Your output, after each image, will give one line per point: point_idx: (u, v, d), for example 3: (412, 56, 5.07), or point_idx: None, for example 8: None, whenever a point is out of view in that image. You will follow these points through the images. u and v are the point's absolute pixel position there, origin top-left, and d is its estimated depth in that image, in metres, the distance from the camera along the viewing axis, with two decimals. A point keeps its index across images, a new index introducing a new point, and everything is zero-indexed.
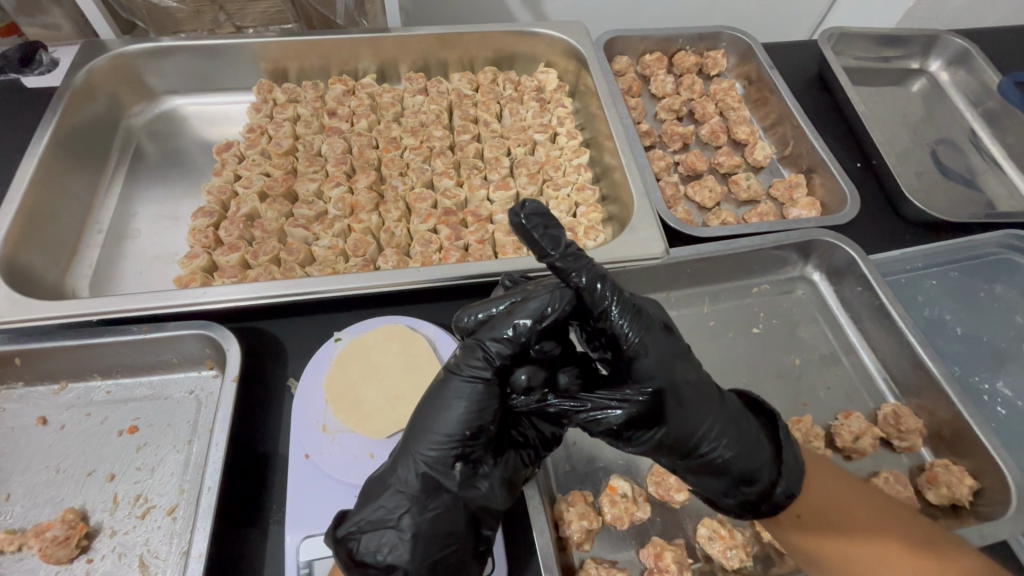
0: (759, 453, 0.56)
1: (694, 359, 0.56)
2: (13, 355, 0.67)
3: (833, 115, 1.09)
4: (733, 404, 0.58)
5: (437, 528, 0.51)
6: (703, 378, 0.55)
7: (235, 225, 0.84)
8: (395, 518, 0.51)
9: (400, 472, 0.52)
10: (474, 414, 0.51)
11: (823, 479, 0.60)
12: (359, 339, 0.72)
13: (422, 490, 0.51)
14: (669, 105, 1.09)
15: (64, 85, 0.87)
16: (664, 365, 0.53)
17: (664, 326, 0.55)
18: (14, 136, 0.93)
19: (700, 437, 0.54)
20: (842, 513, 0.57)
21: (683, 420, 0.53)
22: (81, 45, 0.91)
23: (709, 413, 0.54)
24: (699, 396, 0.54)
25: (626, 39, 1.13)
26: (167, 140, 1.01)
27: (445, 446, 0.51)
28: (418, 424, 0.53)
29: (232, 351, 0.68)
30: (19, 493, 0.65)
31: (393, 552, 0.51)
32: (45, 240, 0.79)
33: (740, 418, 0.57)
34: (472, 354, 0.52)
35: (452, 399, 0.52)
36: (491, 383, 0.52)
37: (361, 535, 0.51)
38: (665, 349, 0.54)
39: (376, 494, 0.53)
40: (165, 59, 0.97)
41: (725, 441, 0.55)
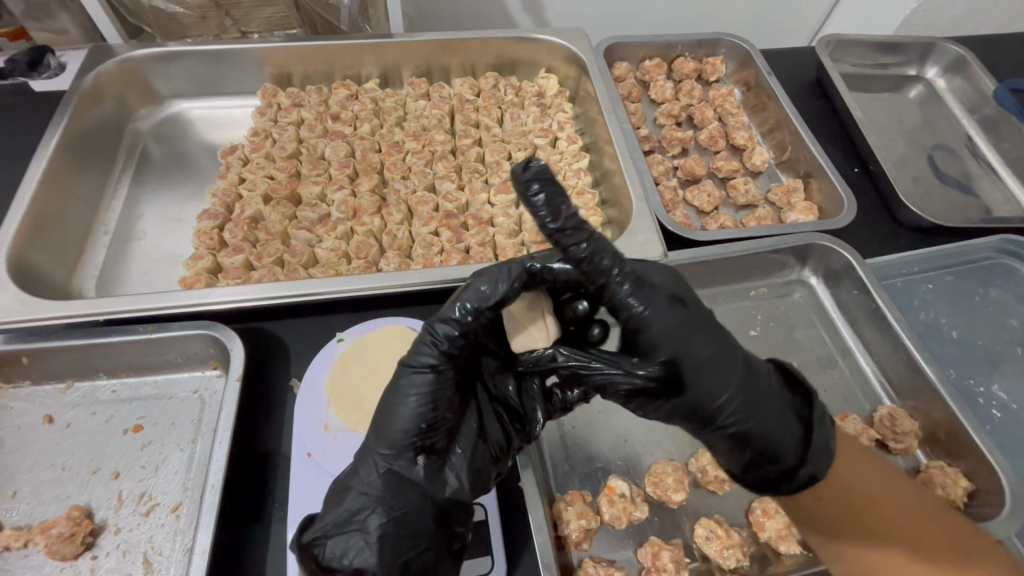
0: (777, 426, 0.55)
1: (713, 330, 0.56)
2: (20, 354, 0.68)
3: (830, 121, 1.10)
4: (756, 374, 0.57)
5: (406, 525, 0.52)
6: (721, 350, 0.55)
7: (240, 227, 0.85)
8: (359, 520, 0.52)
9: (362, 471, 0.53)
10: (430, 406, 0.52)
11: (858, 466, 0.58)
12: (361, 340, 0.73)
13: (386, 488, 0.52)
14: (669, 111, 1.10)
15: (72, 89, 0.88)
16: (672, 335, 0.53)
17: (673, 297, 0.55)
18: (21, 138, 0.94)
19: (716, 411, 0.55)
20: (872, 500, 0.56)
21: (698, 392, 0.55)
22: (88, 50, 0.93)
23: (727, 387, 0.55)
24: (715, 367, 0.55)
25: (626, 45, 1.15)
26: (172, 144, 1.02)
27: (403, 441, 0.52)
28: (377, 424, 0.54)
29: (236, 352, 0.69)
30: (25, 490, 0.65)
31: (360, 554, 0.51)
32: (52, 241, 0.80)
33: (760, 392, 0.56)
34: (421, 344, 0.52)
35: (406, 393, 0.52)
36: (444, 371, 0.52)
37: (327, 540, 0.52)
38: (675, 319, 0.54)
39: (341, 498, 0.54)
40: (170, 63, 0.99)
41: (744, 411, 0.55)
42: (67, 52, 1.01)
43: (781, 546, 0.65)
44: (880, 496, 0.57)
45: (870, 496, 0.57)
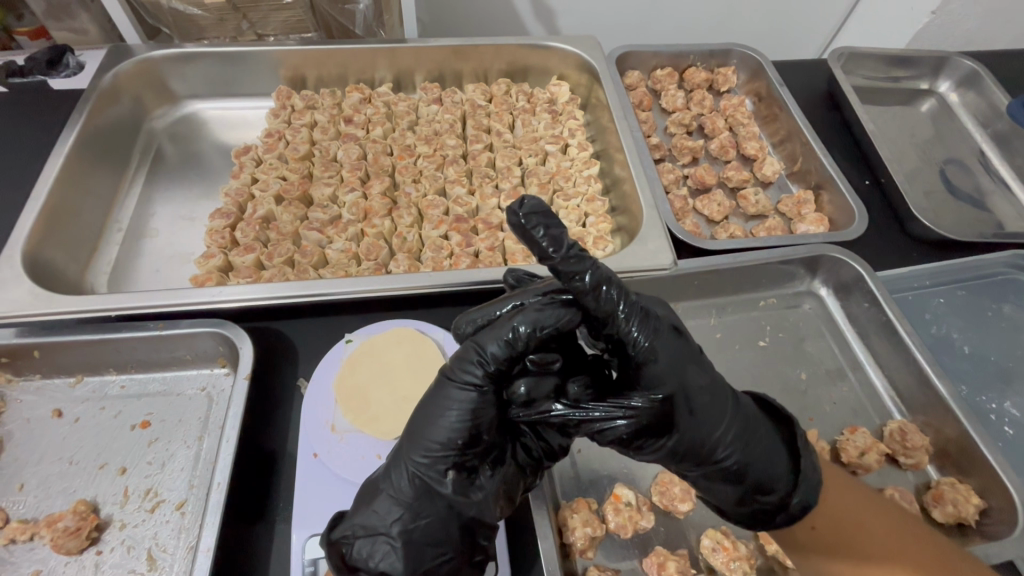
0: (779, 460, 0.56)
1: (705, 362, 0.56)
2: (32, 347, 0.69)
3: (841, 133, 1.10)
4: (752, 409, 0.58)
5: (432, 537, 0.52)
6: (715, 382, 0.55)
7: (252, 226, 0.85)
8: (386, 525, 0.52)
9: (393, 478, 0.53)
10: (468, 421, 0.51)
11: (841, 483, 0.61)
12: (370, 341, 0.73)
13: (415, 497, 0.52)
14: (680, 120, 1.11)
15: (90, 88, 0.90)
16: (673, 370, 0.52)
17: (675, 329, 0.55)
18: (39, 134, 0.95)
19: (711, 448, 0.54)
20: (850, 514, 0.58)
21: (694, 429, 0.53)
22: (108, 51, 0.94)
23: (719, 423, 0.54)
24: (716, 399, 0.54)
25: (638, 54, 1.15)
26: (186, 143, 1.03)
27: (437, 453, 0.51)
28: (414, 431, 0.53)
29: (245, 351, 0.69)
30: (32, 483, 0.66)
31: (385, 559, 0.51)
32: (67, 237, 0.81)
33: (756, 425, 0.57)
34: (467, 359, 0.52)
35: (446, 405, 0.52)
36: (485, 389, 0.52)
37: (354, 540, 0.52)
38: (673, 351, 0.53)
39: (370, 499, 0.53)
40: (187, 65, 1.00)
41: (747, 447, 0.55)
42: (86, 52, 1.02)
43: (788, 559, 0.64)
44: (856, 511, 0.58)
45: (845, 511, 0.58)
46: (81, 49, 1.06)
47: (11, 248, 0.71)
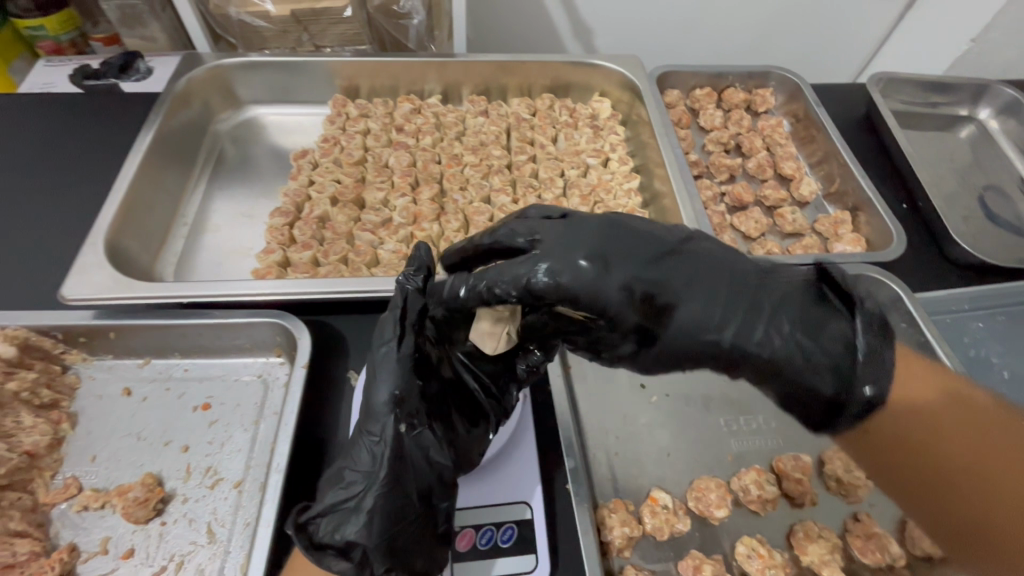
0: (818, 342, 0.55)
1: (667, 255, 0.55)
2: (109, 329, 0.74)
3: (879, 157, 1.12)
4: (766, 292, 0.56)
5: (393, 501, 0.56)
6: (678, 278, 0.55)
7: (309, 226, 0.89)
8: (349, 499, 0.57)
9: (350, 449, 0.59)
10: (400, 377, 0.58)
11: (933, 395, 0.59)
12: None
13: (373, 465, 0.57)
14: (717, 138, 1.13)
15: (167, 91, 0.97)
16: (601, 277, 0.52)
17: (595, 253, 0.53)
18: (113, 132, 1.02)
19: (713, 330, 0.54)
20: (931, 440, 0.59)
21: (680, 316, 0.54)
22: (183, 58, 1.02)
23: (707, 305, 0.54)
24: (684, 303, 0.54)
25: (677, 74, 1.19)
26: (248, 146, 1.10)
27: (383, 414, 0.57)
28: (367, 402, 0.59)
29: (303, 343, 0.74)
30: (103, 456, 0.70)
31: (350, 530, 0.55)
32: (141, 228, 0.87)
33: (756, 313, 0.55)
34: (382, 330, 0.61)
35: (380, 369, 0.59)
36: (404, 346, 0.59)
37: (321, 520, 0.56)
38: (598, 257, 0.53)
39: (335, 481, 0.59)
40: (252, 72, 1.07)
41: (757, 340, 0.54)
42: (154, 59, 1.10)
43: (823, 570, 0.65)
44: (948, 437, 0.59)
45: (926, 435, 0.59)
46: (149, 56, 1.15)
47: (95, 236, 0.77)
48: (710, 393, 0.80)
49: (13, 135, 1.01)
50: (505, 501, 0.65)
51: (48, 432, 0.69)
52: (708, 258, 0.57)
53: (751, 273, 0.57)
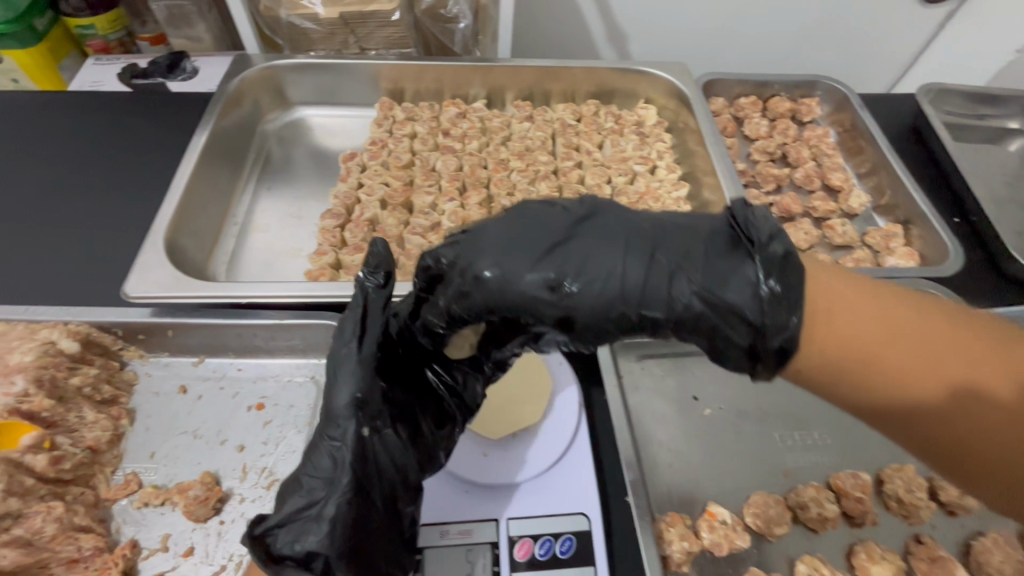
0: (726, 291, 0.46)
1: (563, 242, 0.50)
2: (168, 326, 0.75)
3: (929, 168, 1.10)
4: (668, 244, 0.49)
5: (354, 507, 0.54)
6: (586, 260, 0.48)
7: (360, 228, 0.89)
8: (309, 509, 0.55)
9: (308, 457, 0.56)
10: (362, 380, 0.55)
11: (891, 363, 0.44)
12: None
13: (333, 472, 0.55)
14: (763, 147, 1.12)
15: (220, 91, 0.99)
16: (501, 286, 0.48)
17: (498, 259, 0.49)
18: (165, 131, 1.04)
19: (628, 306, 0.48)
20: (933, 409, 0.44)
21: (586, 302, 0.48)
22: (235, 59, 1.04)
23: (609, 272, 0.48)
24: (590, 269, 0.48)
25: (723, 82, 1.18)
26: (295, 147, 1.10)
27: (343, 418, 0.55)
28: (325, 406, 0.57)
29: None
30: (161, 453, 0.71)
31: (309, 541, 0.53)
32: (196, 226, 0.88)
33: (660, 275, 0.47)
34: (341, 331, 0.57)
35: (340, 372, 0.56)
36: (363, 348, 0.56)
37: (278, 531, 0.55)
38: (501, 264, 0.48)
39: (291, 490, 0.56)
40: (302, 74, 1.08)
41: (664, 302, 0.47)
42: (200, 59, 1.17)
43: None
44: (971, 400, 0.44)
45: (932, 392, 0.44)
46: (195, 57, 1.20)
47: (156, 234, 0.79)
48: (764, 406, 0.79)
49: (70, 134, 1.03)
50: (563, 511, 0.64)
51: (109, 428, 0.70)
52: (614, 225, 0.50)
53: (676, 226, 0.50)
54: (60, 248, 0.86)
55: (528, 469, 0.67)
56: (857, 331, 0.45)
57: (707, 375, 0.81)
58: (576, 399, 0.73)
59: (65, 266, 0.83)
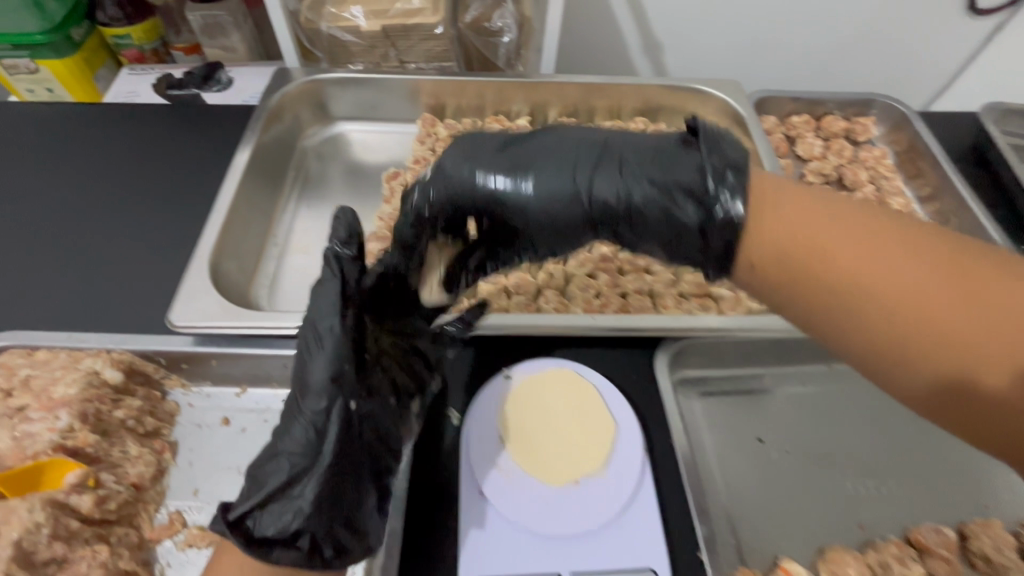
0: (673, 173, 0.57)
1: (519, 143, 0.63)
2: (211, 356, 0.72)
3: (996, 193, 1.04)
4: (618, 143, 0.61)
5: (341, 468, 0.55)
6: (545, 156, 0.61)
7: None
8: (292, 489, 0.54)
9: (279, 435, 0.55)
10: (346, 353, 0.55)
11: (864, 284, 0.47)
12: (529, 379, 0.72)
13: (314, 449, 0.54)
14: (818, 169, 1.08)
15: (262, 106, 0.98)
16: (468, 181, 0.62)
17: (469, 157, 0.62)
18: (204, 147, 1.02)
19: (577, 191, 0.59)
20: (876, 306, 0.47)
21: (540, 187, 0.60)
22: (276, 73, 1.03)
23: (565, 168, 0.60)
24: (540, 166, 0.60)
25: (774, 100, 1.14)
26: (334, 163, 1.08)
27: (326, 393, 0.54)
28: (300, 379, 0.55)
29: None
30: (205, 490, 0.68)
31: (293, 521, 0.53)
32: (239, 247, 0.86)
33: (604, 164, 0.59)
34: (318, 303, 0.56)
35: (320, 347, 0.55)
36: (348, 316, 0.56)
37: (258, 516, 0.53)
38: (470, 160, 0.62)
39: (264, 469, 0.55)
40: (344, 89, 1.06)
41: (607, 188, 0.58)
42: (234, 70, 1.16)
43: None
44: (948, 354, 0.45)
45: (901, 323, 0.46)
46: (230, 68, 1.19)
47: (200, 257, 0.76)
48: (833, 451, 0.75)
49: (110, 150, 1.01)
50: (630, 567, 0.60)
51: (152, 462, 0.67)
52: (575, 134, 0.63)
53: (622, 133, 0.62)
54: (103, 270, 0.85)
55: (592, 520, 0.63)
56: (795, 227, 0.50)
57: (771, 415, 0.78)
58: (640, 442, 0.67)
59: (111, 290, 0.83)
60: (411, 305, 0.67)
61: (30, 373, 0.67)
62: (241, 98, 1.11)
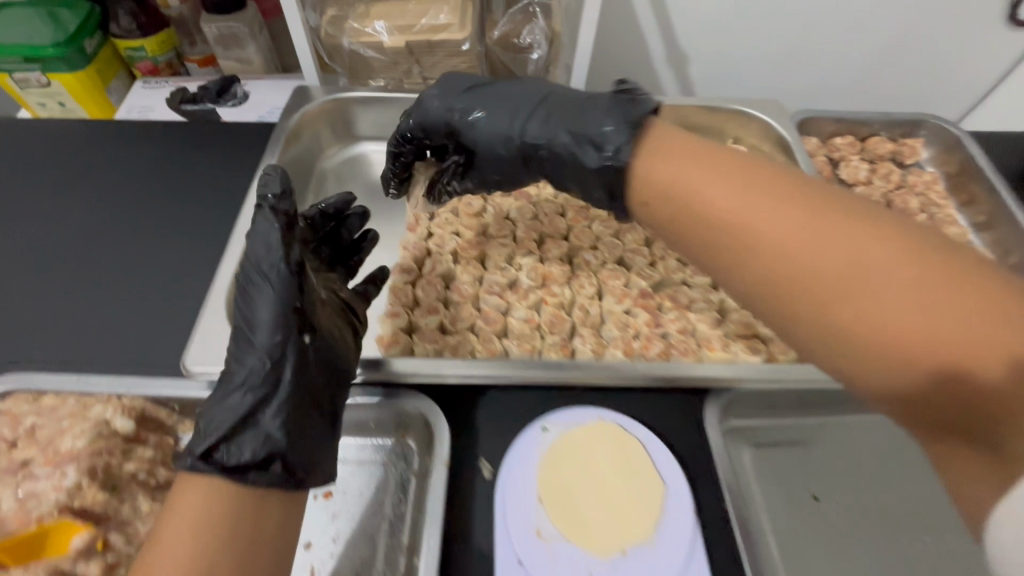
0: (575, 122, 0.64)
1: (487, 86, 0.73)
2: None
3: None
4: (558, 97, 0.68)
5: (304, 392, 0.59)
6: (501, 96, 0.70)
7: (433, 286, 0.81)
8: (254, 418, 0.56)
9: (235, 376, 0.58)
10: (290, 289, 0.59)
11: (810, 262, 0.47)
12: (568, 434, 0.67)
13: (269, 379, 0.57)
14: (866, 195, 1.02)
15: (281, 127, 0.94)
16: (439, 109, 0.73)
17: (446, 90, 0.73)
18: (220, 168, 0.98)
19: (513, 133, 0.69)
20: (756, 253, 0.49)
21: (487, 120, 0.70)
22: (294, 93, 0.99)
23: (510, 108, 0.69)
24: (487, 113, 0.70)
25: (817, 121, 1.08)
26: (354, 185, 1.03)
27: (276, 326, 0.58)
28: (246, 321, 0.59)
29: (439, 429, 0.67)
30: None
31: (259, 447, 0.54)
32: None
33: (543, 107, 0.68)
34: (257, 247, 0.60)
35: (264, 290, 0.59)
36: (291, 256, 0.60)
37: (224, 449, 0.54)
38: (446, 94, 0.73)
39: (220, 405, 0.57)
40: (366, 108, 1.01)
41: (535, 131, 0.67)
42: (249, 83, 1.12)
43: None
44: (931, 340, 0.41)
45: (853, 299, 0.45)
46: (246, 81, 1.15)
47: (216, 300, 0.71)
48: (893, 510, 0.70)
49: (122, 169, 0.97)
50: None
51: None
52: (535, 83, 0.71)
53: (558, 87, 0.70)
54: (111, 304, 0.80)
55: None
56: (708, 181, 0.53)
57: (825, 470, 0.72)
58: (689, 508, 0.63)
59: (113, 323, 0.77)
60: (327, 264, 0.73)
61: (36, 422, 0.64)
62: (257, 114, 1.07)
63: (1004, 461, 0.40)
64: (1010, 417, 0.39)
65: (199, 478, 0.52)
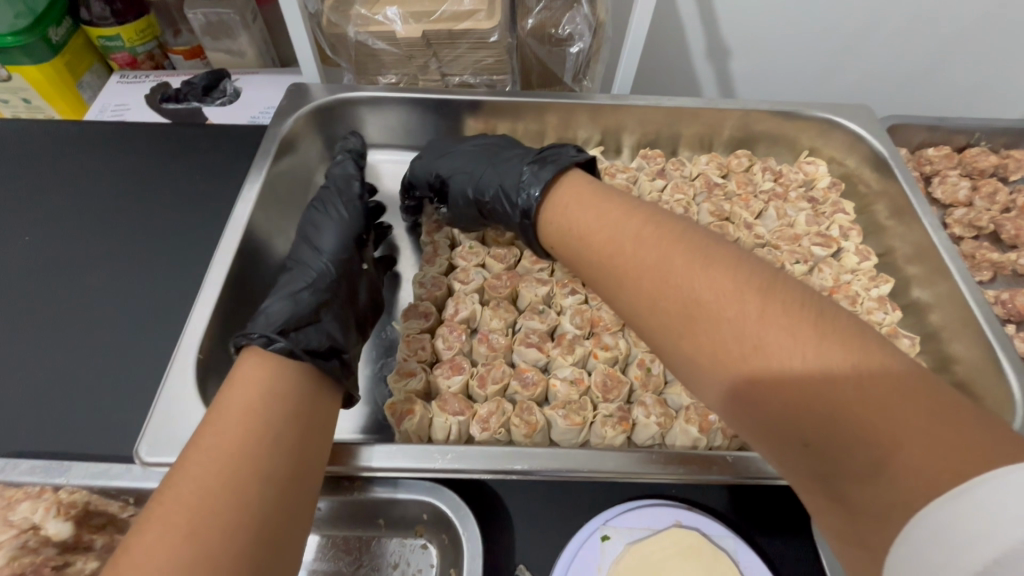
0: (504, 176, 0.68)
1: (462, 145, 0.76)
2: None
3: None
4: (509, 152, 0.72)
5: (350, 311, 0.62)
6: (471, 153, 0.74)
7: (456, 334, 0.66)
8: (315, 318, 0.57)
9: (298, 282, 0.61)
10: (355, 217, 0.70)
11: (638, 285, 0.47)
12: (635, 546, 0.52)
13: (330, 284, 0.62)
14: (969, 219, 0.86)
15: (271, 134, 0.78)
16: (421, 166, 0.77)
17: (426, 152, 0.78)
18: (206, 183, 0.83)
19: (470, 183, 0.71)
20: (614, 274, 0.49)
21: (455, 174, 0.73)
22: (287, 92, 0.83)
23: (471, 163, 0.72)
24: (450, 164, 0.74)
25: (907, 128, 0.90)
26: None
27: (344, 240, 0.66)
28: (309, 240, 0.66)
29: (468, 533, 0.51)
30: None
31: (322, 341, 0.55)
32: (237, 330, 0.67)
33: (499, 161, 0.70)
34: (334, 182, 0.73)
35: (330, 214, 0.69)
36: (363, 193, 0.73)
37: (293, 332, 0.53)
38: (428, 152, 0.77)
39: (274, 306, 0.57)
40: (372, 111, 0.85)
41: (483, 182, 0.69)
42: (241, 78, 0.95)
43: None
44: (754, 365, 0.37)
45: (686, 321, 0.42)
46: (237, 75, 0.99)
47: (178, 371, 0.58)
48: None
49: (89, 183, 0.82)
50: None
51: None
52: (501, 144, 0.75)
53: (512, 146, 0.74)
54: (77, 355, 0.68)
55: None
56: (582, 215, 0.56)
57: None
58: None
59: (84, 383, 0.66)
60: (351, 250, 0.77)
61: None
62: (249, 117, 0.91)
63: (859, 518, 0.33)
64: (856, 460, 0.32)
65: (272, 349, 0.49)
